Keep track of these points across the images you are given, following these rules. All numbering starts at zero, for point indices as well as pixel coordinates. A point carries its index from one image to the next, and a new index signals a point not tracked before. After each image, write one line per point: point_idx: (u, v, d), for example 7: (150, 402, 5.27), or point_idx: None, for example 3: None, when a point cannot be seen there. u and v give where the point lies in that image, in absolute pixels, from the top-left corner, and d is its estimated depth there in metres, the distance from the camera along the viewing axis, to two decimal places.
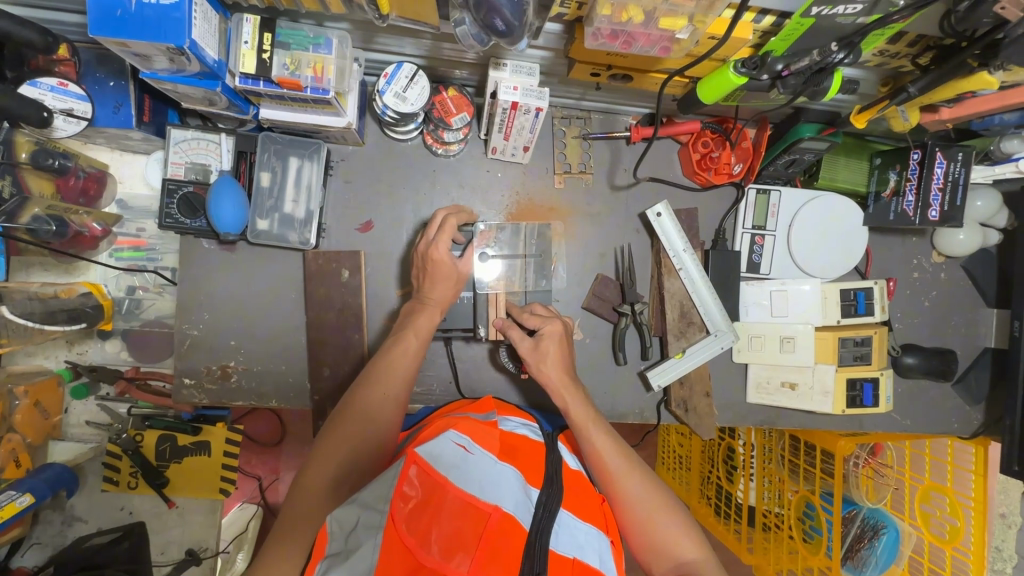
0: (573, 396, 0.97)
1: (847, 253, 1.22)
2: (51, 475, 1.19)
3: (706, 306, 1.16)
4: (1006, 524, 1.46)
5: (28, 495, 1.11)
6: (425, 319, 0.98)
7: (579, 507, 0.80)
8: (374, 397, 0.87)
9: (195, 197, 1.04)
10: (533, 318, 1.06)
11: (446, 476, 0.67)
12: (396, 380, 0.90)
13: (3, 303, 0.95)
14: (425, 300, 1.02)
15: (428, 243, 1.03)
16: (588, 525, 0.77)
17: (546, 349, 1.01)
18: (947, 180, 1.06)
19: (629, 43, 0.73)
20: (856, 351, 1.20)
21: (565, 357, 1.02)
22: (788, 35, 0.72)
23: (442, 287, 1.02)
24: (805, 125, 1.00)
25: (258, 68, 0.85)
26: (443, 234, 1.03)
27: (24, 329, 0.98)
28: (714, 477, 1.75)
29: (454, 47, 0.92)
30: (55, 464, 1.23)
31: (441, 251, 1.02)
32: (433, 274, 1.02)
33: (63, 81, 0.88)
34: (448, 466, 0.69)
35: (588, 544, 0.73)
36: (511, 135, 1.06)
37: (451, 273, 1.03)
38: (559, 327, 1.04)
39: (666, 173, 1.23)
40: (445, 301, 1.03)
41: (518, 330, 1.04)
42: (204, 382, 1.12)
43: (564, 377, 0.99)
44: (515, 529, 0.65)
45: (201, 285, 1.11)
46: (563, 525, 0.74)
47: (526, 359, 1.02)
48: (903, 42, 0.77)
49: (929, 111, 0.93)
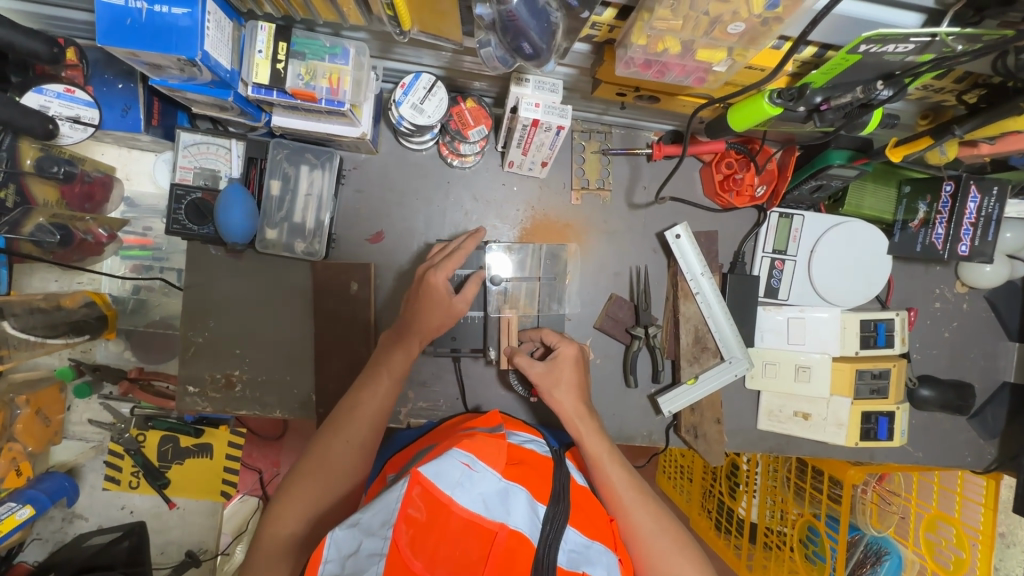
0: (584, 422, 0.95)
1: (868, 282, 1.18)
2: (51, 486, 1.22)
3: (721, 328, 1.13)
4: (1006, 543, 1.44)
5: (28, 507, 1.14)
6: (400, 357, 0.94)
7: (589, 526, 0.77)
8: (340, 441, 0.84)
9: (203, 204, 1.02)
10: (552, 336, 1.05)
11: (451, 496, 0.64)
12: (361, 425, 0.86)
13: (5, 320, 0.95)
14: (404, 333, 0.96)
15: (428, 269, 0.98)
16: (597, 542, 0.75)
17: (561, 373, 1.00)
18: (980, 215, 1.03)
19: (663, 72, 0.69)
20: (872, 384, 1.16)
21: (580, 383, 1.00)
22: (830, 70, 0.68)
23: (433, 317, 0.96)
24: (835, 151, 0.98)
25: (272, 79, 0.82)
26: (447, 262, 0.97)
27: (26, 342, 0.99)
28: (714, 492, 1.75)
29: (474, 60, 0.89)
30: (56, 473, 1.25)
31: (440, 278, 0.96)
32: (425, 304, 0.95)
33: (70, 87, 0.86)
34: (452, 485, 0.65)
35: (597, 558, 0.72)
36: (529, 151, 1.03)
37: (444, 304, 0.96)
38: (575, 352, 1.02)
39: (687, 192, 1.20)
40: (425, 333, 0.96)
41: (527, 357, 1.01)
42: (208, 390, 1.10)
43: (578, 406, 0.97)
44: (522, 544, 0.64)
45: (206, 293, 1.09)
46: (569, 542, 0.72)
47: (537, 384, 1.00)
48: (950, 77, 0.73)
49: (968, 145, 0.89)
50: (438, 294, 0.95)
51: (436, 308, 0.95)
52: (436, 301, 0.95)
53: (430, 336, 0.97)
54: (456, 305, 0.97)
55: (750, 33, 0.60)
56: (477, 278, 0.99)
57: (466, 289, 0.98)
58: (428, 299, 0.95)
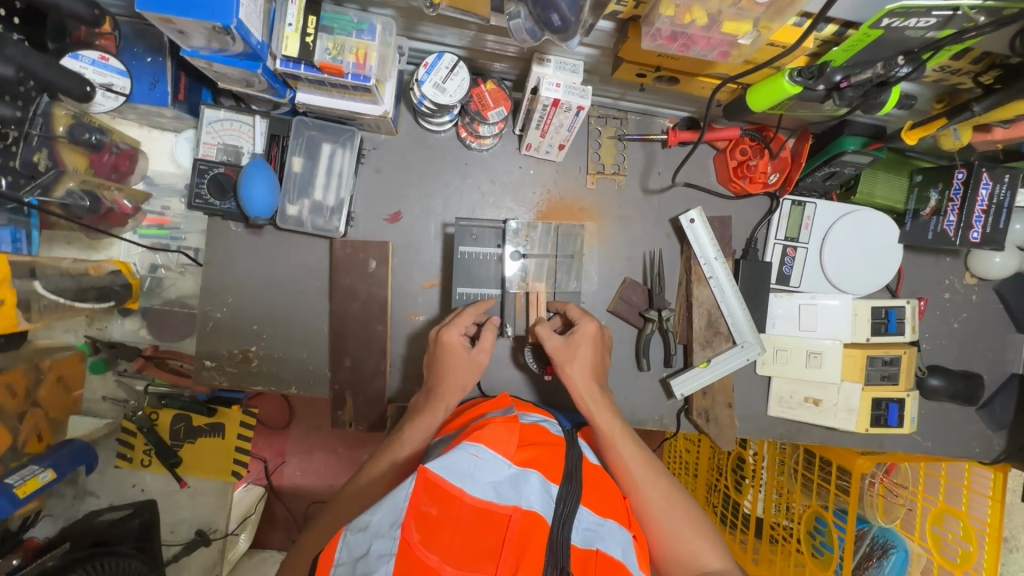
0: (595, 399, 0.96)
1: (880, 270, 1.19)
2: (72, 451, 1.19)
3: (733, 313, 1.15)
4: (1010, 548, 1.42)
5: (49, 471, 1.10)
6: (423, 420, 0.94)
7: (600, 504, 0.78)
8: (355, 499, 0.87)
9: (225, 178, 1.03)
10: (573, 311, 1.05)
11: (461, 488, 0.66)
12: (377, 485, 0.88)
13: (37, 278, 0.92)
14: (429, 394, 0.97)
15: (440, 328, 1.02)
16: (609, 521, 0.75)
17: (578, 349, 1.00)
18: (992, 202, 1.04)
19: (687, 46, 0.71)
20: (883, 370, 1.18)
21: (597, 364, 1.00)
22: (852, 46, 0.70)
23: (451, 376, 0.97)
24: (849, 137, 0.99)
25: (301, 52, 0.83)
26: (459, 319, 1.01)
27: (54, 304, 0.97)
28: (721, 485, 1.77)
29: (497, 39, 0.90)
30: (76, 439, 1.22)
31: (454, 335, 1.00)
32: (441, 362, 0.99)
33: (105, 55, 0.87)
34: (462, 478, 0.67)
35: (610, 535, 0.72)
36: (547, 133, 1.04)
37: (461, 361, 0.98)
38: (596, 329, 1.02)
39: (701, 179, 1.21)
40: (449, 398, 0.96)
41: (548, 328, 1.03)
42: (225, 365, 1.11)
43: (590, 384, 0.97)
44: (537, 523, 0.66)
45: (225, 268, 1.10)
46: (582, 520, 0.73)
47: (555, 356, 1.01)
48: (967, 58, 0.75)
49: (981, 130, 0.91)
50: (456, 352, 0.98)
51: (456, 365, 0.98)
52: (455, 359, 0.98)
53: (456, 400, 0.97)
54: (476, 358, 0.99)
55: (777, 4, 0.62)
56: (490, 329, 1.02)
57: (483, 340, 1.01)
58: (447, 359, 0.98)
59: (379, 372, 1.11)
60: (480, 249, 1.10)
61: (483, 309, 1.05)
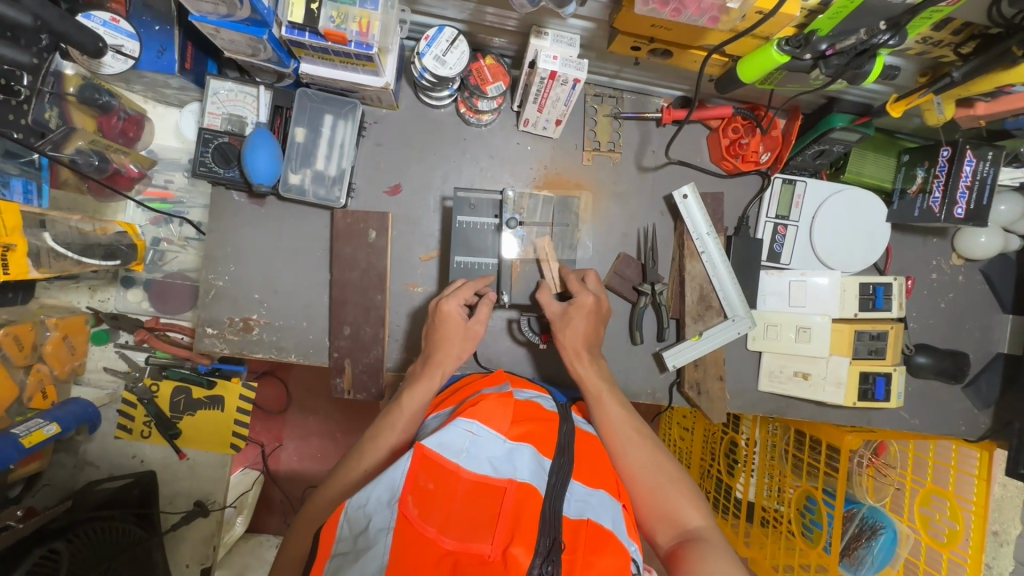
0: (585, 364, 0.99)
1: (868, 248, 1.23)
2: (75, 410, 1.21)
3: (725, 287, 1.17)
4: (999, 541, 1.40)
5: (55, 425, 1.12)
6: (422, 387, 0.95)
7: (591, 475, 0.80)
8: (358, 468, 0.89)
9: (229, 148, 1.05)
10: (573, 283, 1.05)
11: (457, 464, 0.70)
12: (378, 453, 0.90)
13: (45, 230, 0.94)
14: (428, 364, 0.98)
15: (440, 297, 1.03)
16: (600, 492, 0.77)
17: (569, 321, 1.01)
18: (975, 179, 1.07)
19: (679, 11, 0.74)
20: (871, 344, 1.21)
21: (592, 332, 1.01)
22: (836, 13, 0.74)
23: (448, 343, 0.99)
24: (838, 114, 1.02)
25: (305, 18, 0.85)
26: (460, 290, 1.02)
27: (61, 257, 0.97)
28: (714, 470, 1.80)
29: (497, 12, 0.93)
30: (81, 400, 1.23)
31: (453, 305, 1.00)
32: (439, 329, 1.00)
33: (115, 17, 0.92)
34: (457, 453, 0.71)
35: (601, 507, 0.74)
36: (545, 107, 1.07)
37: (459, 329, 0.99)
38: (591, 301, 1.01)
39: (695, 158, 1.24)
40: (446, 365, 0.97)
41: (548, 295, 1.05)
42: (226, 333, 1.13)
43: (581, 347, 1.00)
44: (531, 495, 0.69)
45: (228, 238, 1.13)
46: (574, 492, 0.75)
47: (552, 322, 1.03)
48: (948, 29, 0.78)
49: (964, 105, 0.94)
50: (453, 321, 1.00)
51: (453, 335, 0.99)
52: (453, 329, 0.99)
53: (453, 367, 0.98)
54: (473, 328, 1.00)
55: None
56: (488, 302, 1.02)
57: (480, 311, 1.01)
58: (445, 328, 1.00)
59: (378, 342, 1.13)
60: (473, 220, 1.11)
61: (483, 281, 1.05)
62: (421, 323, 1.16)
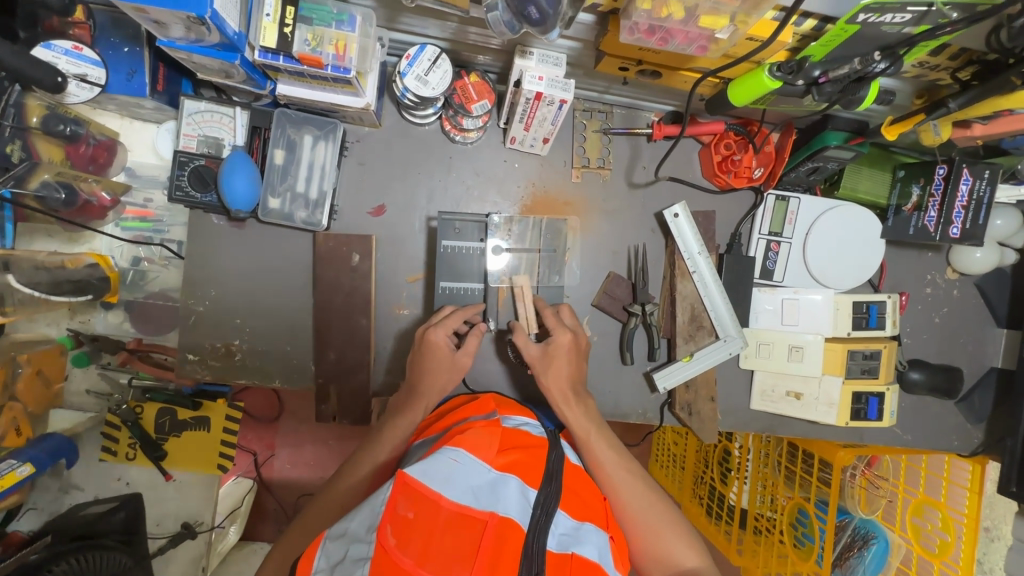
0: (572, 409, 0.96)
1: (862, 265, 1.20)
2: (50, 446, 1.21)
3: (717, 309, 1.15)
4: (990, 537, 1.35)
5: (27, 466, 1.11)
6: (407, 417, 0.94)
7: (579, 506, 0.78)
8: (338, 494, 0.88)
9: (206, 171, 1.02)
10: (549, 320, 1.04)
11: (439, 491, 0.66)
12: (358, 478, 0.89)
13: (8, 272, 0.97)
14: (414, 392, 0.97)
15: (427, 327, 1.01)
16: (587, 524, 0.75)
17: (553, 363, 0.99)
18: (972, 198, 1.05)
19: (666, 40, 0.70)
20: (864, 364, 1.19)
21: (575, 372, 1.01)
22: (828, 42, 0.70)
23: (433, 374, 0.97)
24: (832, 132, 0.99)
25: (279, 43, 0.82)
26: (448, 319, 1.01)
27: (26, 296, 1.00)
28: (707, 477, 1.78)
29: (479, 31, 0.89)
30: (55, 433, 1.24)
31: (440, 335, 0.99)
32: (424, 360, 0.98)
33: (78, 45, 0.88)
34: (440, 481, 0.68)
35: (587, 539, 0.72)
36: (531, 126, 1.04)
37: (444, 360, 0.98)
38: (570, 339, 1.01)
39: (686, 173, 1.22)
40: (430, 396, 0.96)
41: (525, 337, 1.02)
42: (207, 359, 1.11)
43: (565, 390, 0.97)
44: (513, 529, 0.65)
45: (208, 262, 1.10)
46: (559, 525, 0.72)
47: (532, 365, 1.01)
48: (945, 54, 0.75)
49: (961, 126, 0.91)
50: (439, 351, 0.98)
51: (440, 366, 0.98)
52: (439, 359, 0.98)
53: (437, 398, 0.97)
54: (460, 359, 0.99)
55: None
56: (476, 333, 1.01)
57: (467, 342, 1.00)
58: (430, 358, 0.98)
59: (363, 366, 1.11)
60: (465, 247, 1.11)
61: (473, 310, 1.05)
62: (408, 345, 1.14)
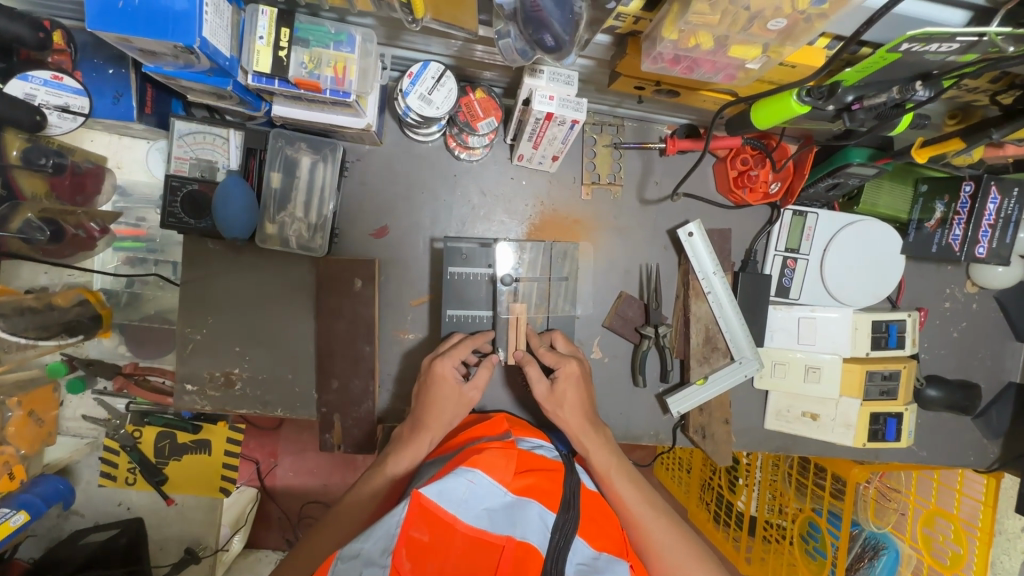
0: (590, 440, 0.93)
1: (882, 281, 1.16)
2: (45, 490, 1.16)
3: (733, 331, 1.11)
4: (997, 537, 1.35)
5: (22, 514, 1.06)
6: (413, 447, 0.90)
7: (596, 534, 0.74)
8: (342, 518, 0.84)
9: (200, 196, 0.98)
10: (549, 355, 0.99)
11: (454, 514, 0.63)
12: (363, 505, 0.86)
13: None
14: (421, 422, 0.93)
15: (433, 358, 0.97)
16: (606, 554, 0.71)
17: (564, 394, 0.95)
18: (999, 216, 1.02)
19: (691, 68, 0.67)
20: (882, 385, 1.16)
21: (585, 402, 0.96)
22: (864, 68, 0.65)
23: (439, 408, 0.92)
24: (856, 148, 0.94)
25: (273, 67, 0.77)
26: (456, 350, 0.97)
27: (17, 343, 0.97)
28: (715, 484, 1.72)
29: (486, 49, 0.84)
30: (51, 476, 1.19)
31: (447, 367, 0.95)
32: (430, 393, 0.94)
33: (58, 75, 0.83)
34: (456, 503, 0.65)
35: (608, 568, 0.68)
36: (540, 145, 0.99)
37: (452, 393, 0.94)
38: (576, 368, 0.97)
39: (700, 188, 1.17)
40: (435, 429, 0.91)
41: (534, 368, 0.97)
42: (207, 389, 1.07)
43: (582, 421, 0.94)
44: (530, 556, 0.63)
45: (205, 289, 1.05)
46: (577, 554, 0.69)
47: (541, 403, 0.96)
48: (986, 78, 0.70)
49: (993, 146, 0.87)
50: (447, 384, 0.94)
51: (446, 399, 0.93)
52: (446, 390, 0.94)
53: (444, 430, 0.92)
54: (467, 393, 0.95)
55: (789, 30, 0.57)
56: (487, 364, 0.97)
57: (477, 375, 0.96)
58: (438, 389, 0.94)
59: (367, 395, 1.07)
60: (470, 271, 1.07)
61: (482, 339, 1.02)
62: (414, 370, 1.11)
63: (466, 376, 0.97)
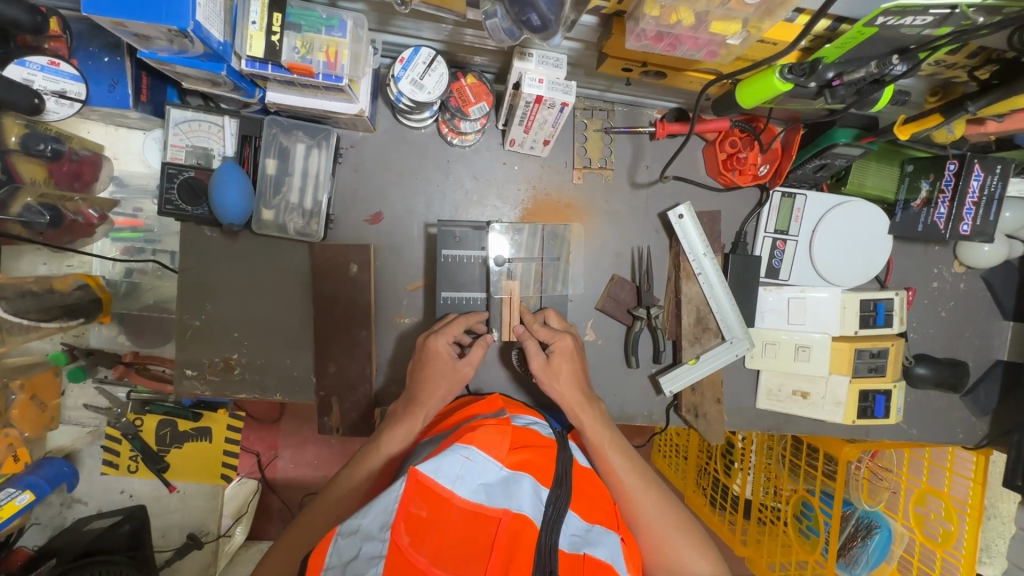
0: (586, 414, 0.95)
1: (869, 262, 1.18)
2: (48, 472, 1.20)
3: (723, 311, 1.13)
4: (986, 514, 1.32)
5: (27, 493, 1.10)
6: (408, 423, 0.92)
7: (588, 507, 0.76)
8: (341, 493, 0.87)
9: (196, 183, 1.00)
10: (543, 331, 1.01)
11: (451, 489, 0.65)
12: (360, 481, 0.88)
13: None
14: (417, 399, 0.94)
15: (428, 334, 1.00)
16: (597, 526, 0.73)
17: (559, 368, 0.97)
18: (983, 194, 1.03)
19: (674, 46, 0.69)
20: (870, 362, 1.18)
21: (579, 376, 0.98)
22: (844, 43, 0.67)
23: (433, 386, 0.94)
24: (840, 130, 0.96)
25: (267, 52, 0.78)
26: (451, 326, 1.00)
27: (20, 326, 0.98)
28: (710, 469, 1.72)
29: (476, 33, 0.85)
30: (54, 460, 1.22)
31: (441, 343, 0.97)
32: (426, 368, 0.96)
33: (54, 60, 0.86)
34: (452, 479, 0.66)
35: (599, 540, 0.70)
36: (531, 129, 1.00)
37: (446, 369, 0.96)
38: (570, 343, 0.99)
39: (689, 171, 1.19)
40: (430, 406, 0.93)
41: (529, 343, 0.99)
42: (206, 374, 1.09)
43: (578, 395, 0.96)
44: (525, 528, 0.65)
45: (202, 276, 1.07)
46: (570, 526, 0.71)
47: (536, 375, 0.98)
48: (964, 53, 0.72)
49: (975, 123, 0.89)
50: (441, 360, 0.96)
51: (441, 376, 0.95)
52: (440, 368, 0.96)
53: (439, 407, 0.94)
54: (461, 369, 0.96)
55: (766, 4, 0.59)
56: (479, 344, 0.99)
57: (471, 353, 0.98)
58: (432, 367, 0.96)
59: (364, 379, 1.08)
60: (465, 254, 1.09)
61: (476, 320, 1.04)
62: (409, 353, 1.12)
63: (460, 353, 0.99)
